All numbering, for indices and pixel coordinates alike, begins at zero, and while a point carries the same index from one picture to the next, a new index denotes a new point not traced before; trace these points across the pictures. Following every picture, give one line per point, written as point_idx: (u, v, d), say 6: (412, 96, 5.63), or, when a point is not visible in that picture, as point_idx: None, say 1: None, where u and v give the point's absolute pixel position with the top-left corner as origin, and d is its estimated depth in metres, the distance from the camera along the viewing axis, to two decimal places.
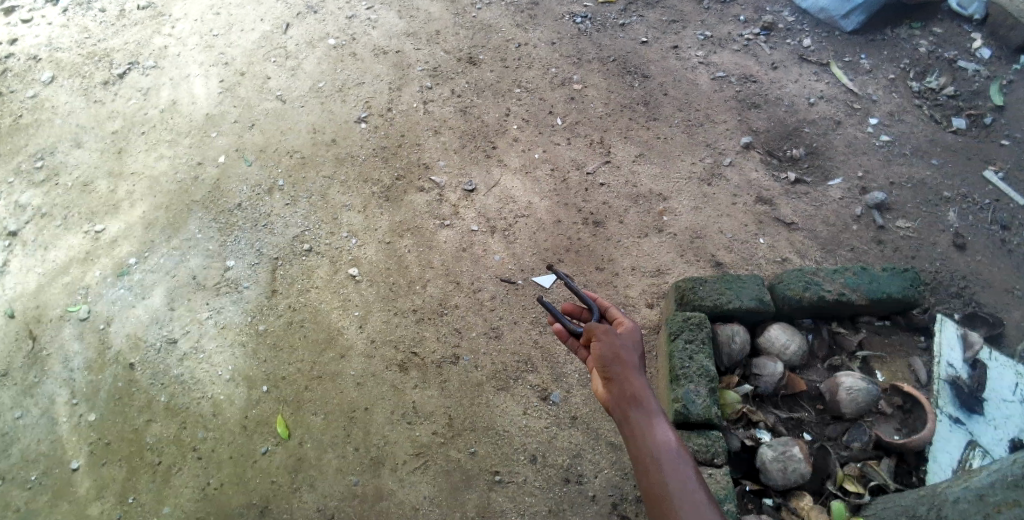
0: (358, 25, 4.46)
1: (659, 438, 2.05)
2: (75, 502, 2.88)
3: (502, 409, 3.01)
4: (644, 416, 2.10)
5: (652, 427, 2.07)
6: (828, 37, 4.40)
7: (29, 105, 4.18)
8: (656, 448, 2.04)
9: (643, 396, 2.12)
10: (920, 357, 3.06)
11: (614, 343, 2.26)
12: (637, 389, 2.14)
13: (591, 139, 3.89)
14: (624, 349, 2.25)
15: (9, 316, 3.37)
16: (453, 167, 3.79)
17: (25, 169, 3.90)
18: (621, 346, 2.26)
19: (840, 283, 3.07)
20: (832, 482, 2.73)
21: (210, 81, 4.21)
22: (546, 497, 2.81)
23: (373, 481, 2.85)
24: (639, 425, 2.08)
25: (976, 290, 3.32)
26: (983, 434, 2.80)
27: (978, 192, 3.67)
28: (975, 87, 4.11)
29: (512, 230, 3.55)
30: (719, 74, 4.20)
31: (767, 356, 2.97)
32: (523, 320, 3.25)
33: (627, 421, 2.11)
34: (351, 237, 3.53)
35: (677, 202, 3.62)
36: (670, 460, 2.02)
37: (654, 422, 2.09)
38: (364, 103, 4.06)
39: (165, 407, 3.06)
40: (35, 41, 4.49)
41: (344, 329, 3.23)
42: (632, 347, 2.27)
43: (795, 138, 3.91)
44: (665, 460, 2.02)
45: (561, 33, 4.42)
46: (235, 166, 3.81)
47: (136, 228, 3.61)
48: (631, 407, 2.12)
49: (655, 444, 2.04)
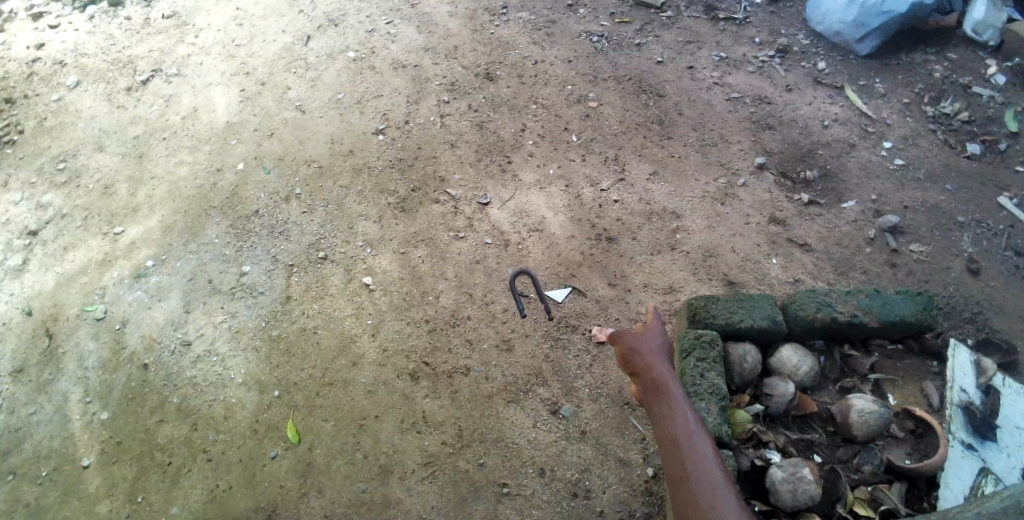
0: (378, 39, 4.54)
1: (685, 431, 2.49)
2: (84, 500, 2.89)
3: (512, 421, 3.01)
4: (670, 412, 2.57)
5: (678, 421, 2.53)
6: (843, 61, 4.43)
7: (53, 108, 4.25)
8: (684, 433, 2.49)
9: (672, 395, 2.60)
10: (932, 381, 3.05)
11: (647, 347, 2.78)
12: (664, 387, 2.64)
13: (606, 155, 3.92)
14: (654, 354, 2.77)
15: (26, 314, 3.41)
16: (468, 180, 3.82)
17: (48, 170, 3.96)
18: (652, 352, 2.77)
19: (853, 305, 3.08)
20: (842, 505, 2.71)
21: (231, 90, 4.28)
22: (554, 510, 2.81)
23: (381, 489, 2.85)
24: (665, 416, 2.57)
25: (989, 316, 3.31)
26: (995, 461, 2.78)
27: (992, 218, 3.67)
28: (990, 113, 4.12)
29: (525, 244, 3.57)
30: (734, 95, 4.23)
31: (778, 376, 2.97)
32: (535, 332, 3.27)
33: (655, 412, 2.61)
34: (366, 246, 3.56)
35: (690, 220, 3.64)
36: (695, 453, 2.43)
37: (680, 418, 2.54)
38: (382, 115, 4.11)
39: (177, 408, 3.08)
40: (61, 47, 4.58)
41: (356, 337, 3.25)
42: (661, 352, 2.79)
43: (809, 160, 3.92)
44: (690, 451, 2.43)
45: (578, 51, 4.48)
46: (253, 173, 3.86)
47: (155, 232, 3.65)
48: (658, 401, 2.62)
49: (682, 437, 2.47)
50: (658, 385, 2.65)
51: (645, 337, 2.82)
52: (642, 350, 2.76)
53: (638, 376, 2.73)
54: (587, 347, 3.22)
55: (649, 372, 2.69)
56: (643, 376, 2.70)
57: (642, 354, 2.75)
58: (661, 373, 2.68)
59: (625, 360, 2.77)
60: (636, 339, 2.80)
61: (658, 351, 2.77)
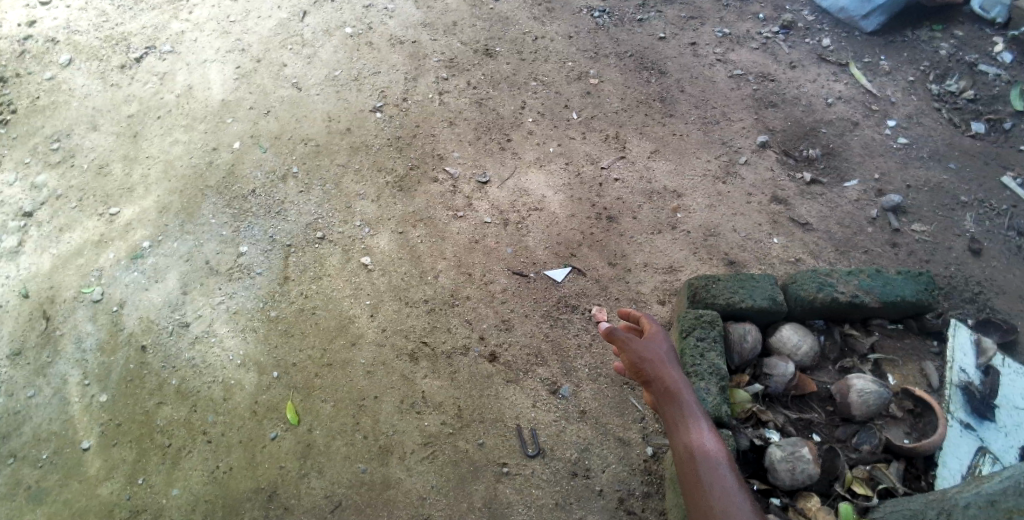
0: (375, 14, 4.47)
1: (699, 442, 2.43)
2: (85, 482, 2.90)
3: (511, 401, 3.01)
4: (683, 419, 2.51)
5: (692, 429, 2.48)
6: (848, 37, 4.37)
7: (46, 87, 4.20)
8: (702, 446, 2.42)
9: (686, 401, 2.54)
10: (932, 361, 3.04)
11: (653, 349, 2.68)
12: (676, 392, 2.57)
13: (606, 133, 3.88)
14: (662, 355, 2.67)
15: (23, 296, 3.40)
16: (467, 159, 3.79)
17: (42, 150, 3.92)
18: (659, 353, 2.67)
19: (853, 285, 3.06)
20: (839, 484, 2.71)
21: (226, 67, 4.22)
22: (553, 490, 2.81)
23: (381, 469, 2.86)
24: (677, 422, 2.51)
25: (990, 296, 3.30)
26: (993, 441, 2.79)
27: (995, 198, 3.64)
28: (995, 91, 4.06)
29: (525, 223, 3.54)
30: (737, 72, 4.18)
31: (778, 356, 2.97)
32: (534, 313, 3.25)
33: (668, 419, 2.54)
34: (364, 226, 3.54)
35: (691, 200, 3.61)
36: (711, 463, 2.37)
37: (692, 427, 2.48)
38: (380, 93, 4.06)
39: (176, 390, 3.08)
40: (53, 24, 4.50)
41: (355, 317, 3.24)
42: (668, 352, 2.70)
43: (811, 139, 3.88)
44: (705, 461, 2.38)
45: (578, 27, 4.41)
46: (250, 152, 3.82)
47: (151, 212, 3.62)
48: (671, 406, 2.55)
49: (698, 447, 2.42)
50: (671, 394, 2.56)
51: (651, 341, 2.71)
52: (651, 356, 2.65)
53: (647, 383, 2.62)
54: (586, 326, 3.21)
55: (660, 380, 2.59)
56: (654, 384, 2.60)
57: (652, 360, 2.64)
58: (673, 381, 2.59)
59: (633, 366, 2.65)
60: (644, 344, 2.68)
61: (667, 357, 2.67)
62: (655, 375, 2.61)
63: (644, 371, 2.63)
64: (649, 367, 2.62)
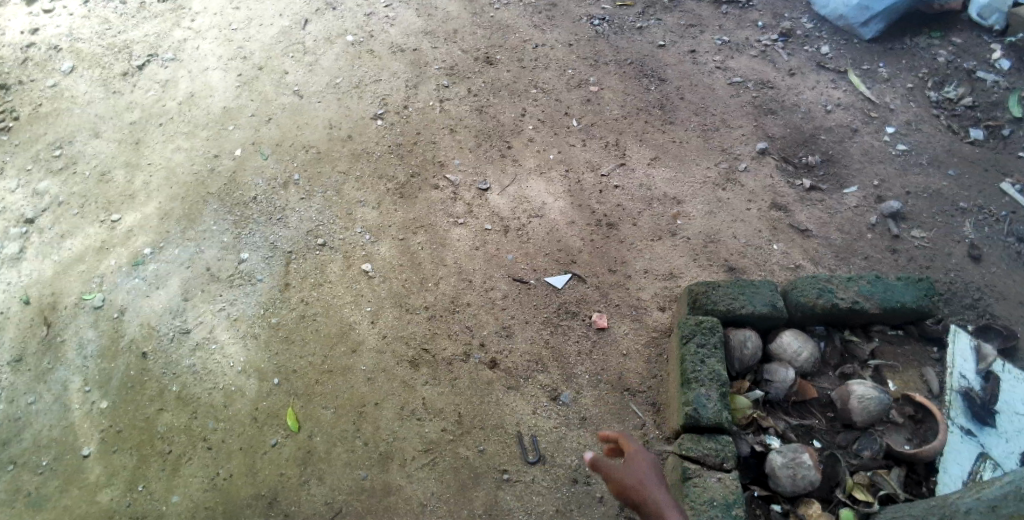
0: (376, 23, 4.49)
1: None
2: (85, 488, 2.90)
3: (512, 407, 3.01)
4: None
5: None
6: (847, 44, 4.39)
7: (49, 94, 4.22)
8: None
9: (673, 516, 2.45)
10: (932, 367, 3.05)
11: (636, 471, 2.59)
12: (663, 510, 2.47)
13: (606, 140, 3.90)
14: (645, 477, 2.58)
15: (24, 302, 3.40)
16: (468, 166, 3.80)
17: (43, 157, 3.94)
18: (642, 475, 2.59)
19: (854, 291, 3.06)
20: (841, 490, 2.71)
21: (228, 75, 4.24)
22: (553, 497, 2.81)
23: (381, 476, 2.86)
24: None
25: (990, 302, 3.30)
26: (994, 447, 2.79)
27: (994, 204, 3.65)
28: (994, 98, 4.07)
29: (525, 230, 3.55)
30: (736, 79, 4.20)
31: (778, 362, 2.96)
32: (534, 319, 3.26)
33: None
34: (365, 233, 3.55)
35: (691, 206, 3.62)
36: None
37: None
38: (381, 100, 4.07)
39: (176, 396, 3.08)
40: (56, 32, 4.53)
41: (355, 324, 3.24)
42: (652, 472, 2.60)
43: (811, 146, 3.89)
44: None
45: (578, 35, 4.43)
46: (251, 159, 3.84)
47: (152, 219, 3.63)
48: None
49: None
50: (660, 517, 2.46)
51: (633, 464, 2.62)
52: (632, 482, 2.57)
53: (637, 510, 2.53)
54: (587, 333, 3.22)
55: (646, 503, 2.50)
56: (642, 509, 2.51)
57: (635, 485, 2.55)
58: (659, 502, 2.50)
59: (619, 494, 2.58)
60: (625, 470, 2.61)
61: (650, 479, 2.58)
62: (640, 498, 2.52)
63: (630, 497, 2.55)
64: (633, 494, 2.53)
